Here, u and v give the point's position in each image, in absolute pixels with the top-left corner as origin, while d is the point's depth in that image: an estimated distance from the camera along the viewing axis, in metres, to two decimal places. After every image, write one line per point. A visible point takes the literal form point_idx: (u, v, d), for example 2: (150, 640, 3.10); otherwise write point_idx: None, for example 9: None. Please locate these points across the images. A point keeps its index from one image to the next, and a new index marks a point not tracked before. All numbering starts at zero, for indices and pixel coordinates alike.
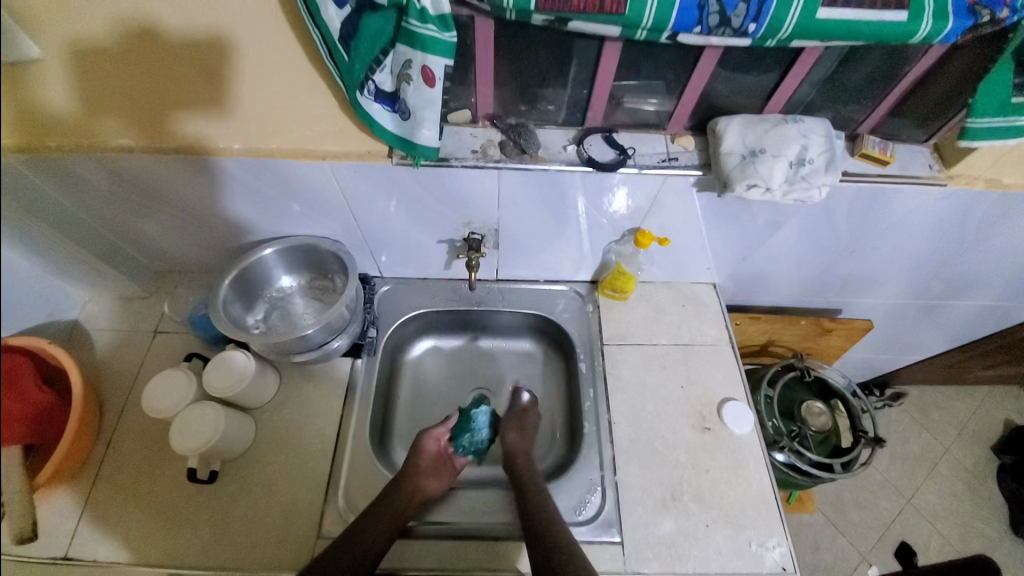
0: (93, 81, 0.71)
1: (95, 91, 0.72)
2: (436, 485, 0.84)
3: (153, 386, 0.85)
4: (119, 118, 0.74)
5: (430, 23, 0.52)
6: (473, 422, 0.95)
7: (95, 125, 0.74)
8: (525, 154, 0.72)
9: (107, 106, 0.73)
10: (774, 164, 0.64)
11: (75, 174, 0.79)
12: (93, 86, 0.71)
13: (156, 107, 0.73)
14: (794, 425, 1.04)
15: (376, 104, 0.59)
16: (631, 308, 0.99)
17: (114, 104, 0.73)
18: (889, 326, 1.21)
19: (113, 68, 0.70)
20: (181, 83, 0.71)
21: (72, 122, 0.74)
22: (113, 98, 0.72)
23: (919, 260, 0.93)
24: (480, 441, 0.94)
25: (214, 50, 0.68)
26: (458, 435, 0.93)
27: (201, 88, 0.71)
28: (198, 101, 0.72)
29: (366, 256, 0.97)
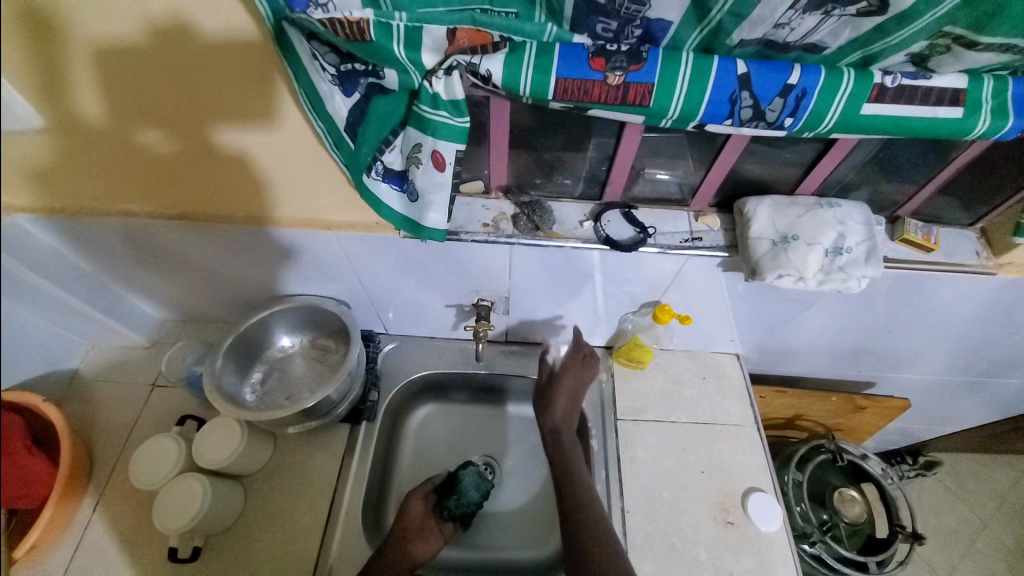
0: (122, 89, 0.60)
1: (124, 105, 0.62)
2: (424, 550, 0.79)
3: (143, 452, 0.81)
4: (151, 127, 0.64)
5: (442, 109, 0.49)
6: (461, 484, 0.89)
7: (127, 140, 0.66)
8: (538, 230, 0.68)
9: (138, 118, 0.64)
10: (808, 252, 0.59)
11: (93, 231, 0.77)
12: (121, 93, 0.61)
13: (194, 120, 0.64)
14: (823, 513, 0.95)
15: (384, 183, 0.56)
16: (647, 379, 0.93)
17: (145, 116, 0.63)
18: (927, 401, 1.10)
19: (144, 78, 0.59)
20: (219, 90, 0.60)
21: (100, 136, 0.66)
22: (142, 106, 0.62)
23: (964, 341, 0.85)
24: (469, 503, 0.88)
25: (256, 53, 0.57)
26: (446, 498, 0.87)
27: (239, 96, 0.61)
28: (239, 113, 0.63)
29: (372, 314, 0.94)
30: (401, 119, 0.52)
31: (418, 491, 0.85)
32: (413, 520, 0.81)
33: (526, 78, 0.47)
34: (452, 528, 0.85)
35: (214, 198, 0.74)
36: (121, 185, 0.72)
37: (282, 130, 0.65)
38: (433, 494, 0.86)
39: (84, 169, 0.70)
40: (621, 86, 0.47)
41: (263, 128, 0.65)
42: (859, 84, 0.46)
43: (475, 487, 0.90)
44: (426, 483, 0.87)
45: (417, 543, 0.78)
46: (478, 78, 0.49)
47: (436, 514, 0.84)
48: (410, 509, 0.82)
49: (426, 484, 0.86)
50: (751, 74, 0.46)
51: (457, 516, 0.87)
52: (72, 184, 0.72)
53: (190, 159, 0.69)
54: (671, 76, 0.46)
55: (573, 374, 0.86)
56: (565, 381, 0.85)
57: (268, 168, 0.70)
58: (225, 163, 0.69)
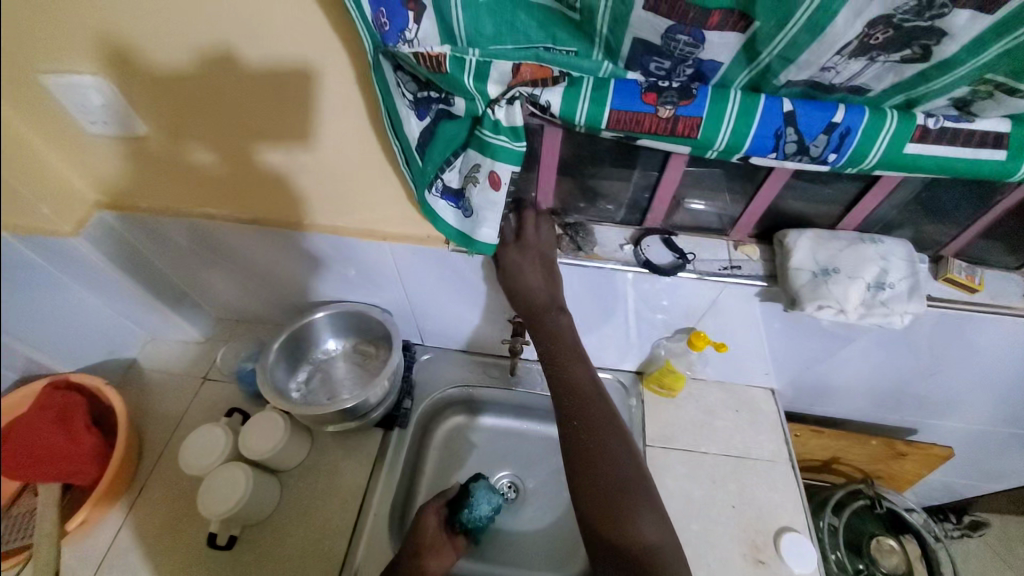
0: (178, 108, 0.68)
1: (182, 123, 0.70)
2: (438, 565, 0.78)
3: (191, 440, 0.86)
4: (202, 141, 0.73)
5: (502, 134, 0.54)
6: (473, 497, 0.86)
7: (195, 152, 0.75)
8: (580, 251, 0.72)
9: (189, 136, 0.72)
10: (849, 286, 0.60)
11: (164, 233, 0.87)
12: (178, 114, 0.69)
13: (255, 138, 0.71)
14: (861, 563, 0.89)
15: (442, 200, 0.61)
16: (678, 407, 0.93)
17: (196, 134, 0.72)
18: (976, 453, 1.04)
19: (196, 100, 0.67)
20: (276, 112, 0.67)
21: (161, 148, 0.75)
22: (195, 123, 0.70)
23: (1015, 391, 0.81)
24: (481, 518, 0.86)
25: (296, 79, 0.63)
26: (458, 510, 0.85)
27: (291, 118, 0.68)
28: (279, 134, 0.70)
29: (411, 324, 0.98)
30: (465, 142, 0.57)
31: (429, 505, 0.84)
32: (426, 535, 0.79)
33: (582, 109, 0.51)
34: (464, 542, 0.84)
35: (275, 206, 0.81)
36: (197, 190, 0.81)
37: (317, 150, 0.71)
38: (445, 509, 0.84)
39: (154, 177, 0.79)
40: (671, 119, 0.50)
41: (304, 145, 0.71)
42: (902, 125, 0.48)
43: (487, 501, 0.87)
44: (437, 500, 0.84)
45: (432, 559, 0.78)
46: (537, 108, 0.54)
47: (448, 528, 0.83)
48: (423, 522, 0.81)
49: (436, 501, 0.84)
50: (797, 112, 0.49)
51: (469, 529, 0.86)
52: (139, 190, 0.82)
53: (253, 171, 0.76)
54: (719, 110, 0.49)
55: (535, 236, 0.70)
56: (526, 242, 0.70)
57: (304, 179, 0.76)
58: (283, 178, 0.76)
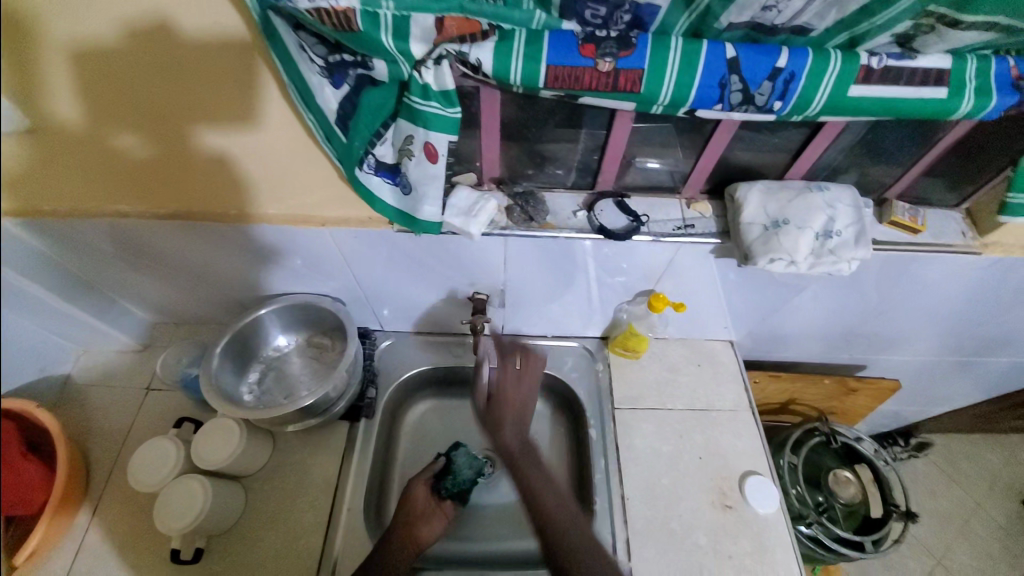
0: (101, 88, 0.60)
1: (103, 106, 0.62)
2: (430, 532, 0.78)
3: (139, 456, 0.81)
4: (126, 127, 0.64)
5: (433, 100, 0.49)
6: (455, 465, 0.90)
7: (106, 140, 0.66)
8: (533, 221, 0.68)
9: (112, 121, 0.64)
10: (799, 236, 0.60)
11: (81, 236, 0.77)
12: (99, 95, 0.61)
13: (171, 119, 0.64)
14: (820, 495, 0.96)
15: (376, 177, 0.56)
16: (643, 367, 0.94)
17: (120, 119, 0.64)
18: (919, 381, 1.12)
19: (119, 78, 0.60)
20: (215, 91, 0.61)
21: (75, 137, 0.66)
22: (119, 105, 0.62)
23: (952, 322, 0.86)
24: (465, 481, 0.89)
25: (242, 52, 0.58)
26: (443, 478, 0.87)
27: (228, 97, 0.62)
28: (219, 114, 0.63)
29: (368, 310, 0.94)
30: (393, 112, 0.51)
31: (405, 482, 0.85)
32: (416, 504, 0.81)
33: (516, 67, 0.47)
34: (452, 506, 0.84)
35: (204, 198, 0.73)
36: (111, 184, 0.72)
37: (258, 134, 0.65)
38: (432, 479, 0.86)
39: (66, 170, 0.70)
40: (612, 73, 0.47)
41: (247, 129, 0.65)
42: (846, 66, 0.47)
43: (469, 467, 0.91)
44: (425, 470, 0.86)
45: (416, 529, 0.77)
46: (468, 67, 0.49)
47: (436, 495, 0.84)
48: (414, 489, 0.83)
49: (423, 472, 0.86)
50: (740, 58, 0.46)
51: (456, 494, 0.87)
52: (44, 185, 0.71)
53: (170, 157, 0.68)
54: (660, 60, 0.46)
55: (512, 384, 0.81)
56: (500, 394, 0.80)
57: (249, 166, 0.69)
58: (203, 163, 0.69)
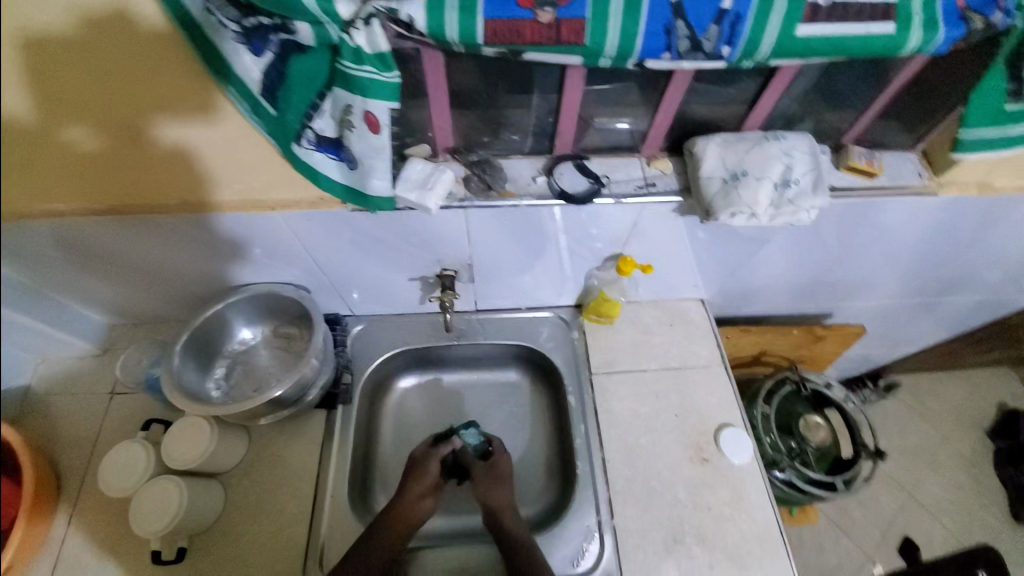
0: (47, 80, 0.54)
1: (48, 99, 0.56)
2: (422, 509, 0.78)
3: (108, 463, 0.78)
4: (75, 120, 0.59)
5: (366, 64, 0.46)
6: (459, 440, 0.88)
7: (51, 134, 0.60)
8: (491, 190, 0.66)
9: (58, 114, 0.58)
10: (758, 188, 0.60)
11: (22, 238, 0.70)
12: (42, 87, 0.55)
13: (125, 112, 0.59)
14: (793, 441, 0.99)
15: (318, 152, 0.53)
16: (618, 332, 0.94)
17: (68, 111, 0.58)
18: (885, 325, 1.15)
19: (69, 67, 0.54)
20: (178, 83, 0.57)
21: None
22: (66, 97, 0.57)
23: (912, 264, 0.89)
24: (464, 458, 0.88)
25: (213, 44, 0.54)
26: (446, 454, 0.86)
27: (193, 91, 0.58)
28: (181, 107, 0.60)
29: (335, 295, 0.91)
30: (327, 80, 0.48)
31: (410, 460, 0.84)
32: (420, 480, 0.80)
33: (452, 22, 0.44)
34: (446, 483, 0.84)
35: (158, 192, 0.70)
36: (55, 180, 0.66)
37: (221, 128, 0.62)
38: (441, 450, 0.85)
39: None
40: (553, 24, 0.45)
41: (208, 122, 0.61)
42: (792, 5, 0.46)
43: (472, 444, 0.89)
44: (444, 445, 0.85)
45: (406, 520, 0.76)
46: (402, 27, 0.46)
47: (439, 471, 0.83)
48: (429, 470, 0.82)
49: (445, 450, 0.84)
50: (683, 2, 0.45)
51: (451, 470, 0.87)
52: None
53: (119, 152, 0.64)
54: (602, 8, 0.44)
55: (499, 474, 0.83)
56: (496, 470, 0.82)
57: (210, 161, 0.66)
58: (160, 158, 0.65)
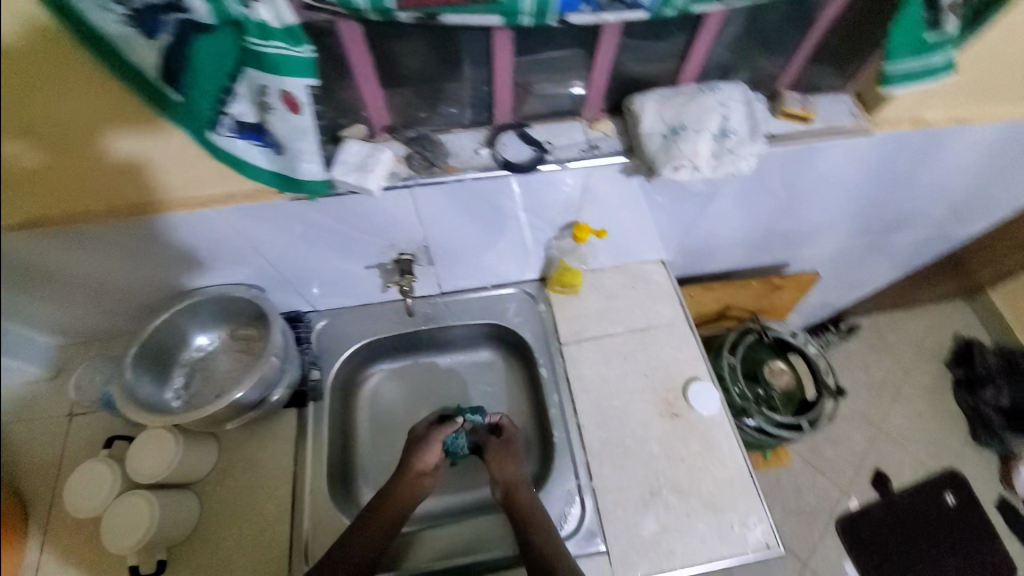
0: None
1: None
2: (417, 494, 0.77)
3: (73, 484, 0.76)
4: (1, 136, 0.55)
5: (275, 39, 0.45)
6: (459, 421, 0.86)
7: None
8: (434, 166, 0.65)
9: None
10: (697, 140, 0.60)
11: None
12: None
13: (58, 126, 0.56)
14: (759, 388, 1.03)
15: (240, 139, 0.53)
16: (583, 301, 0.95)
17: None
18: (842, 269, 1.19)
19: None
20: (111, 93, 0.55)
21: None
22: None
23: (858, 206, 0.91)
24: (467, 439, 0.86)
25: None
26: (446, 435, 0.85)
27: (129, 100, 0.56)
28: (118, 117, 0.57)
29: (294, 291, 0.89)
30: (237, 61, 0.47)
31: (412, 440, 0.82)
32: (415, 466, 0.79)
33: None
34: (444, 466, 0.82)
35: (99, 201, 0.67)
36: None
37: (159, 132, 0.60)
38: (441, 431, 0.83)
39: None
40: None
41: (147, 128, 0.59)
42: None
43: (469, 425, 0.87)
44: (448, 424, 0.83)
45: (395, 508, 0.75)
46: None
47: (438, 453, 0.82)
48: (430, 450, 0.80)
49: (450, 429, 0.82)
50: None
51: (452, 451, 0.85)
52: None
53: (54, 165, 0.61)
54: None
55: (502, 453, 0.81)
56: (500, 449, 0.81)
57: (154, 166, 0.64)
58: (121, 172, 0.64)
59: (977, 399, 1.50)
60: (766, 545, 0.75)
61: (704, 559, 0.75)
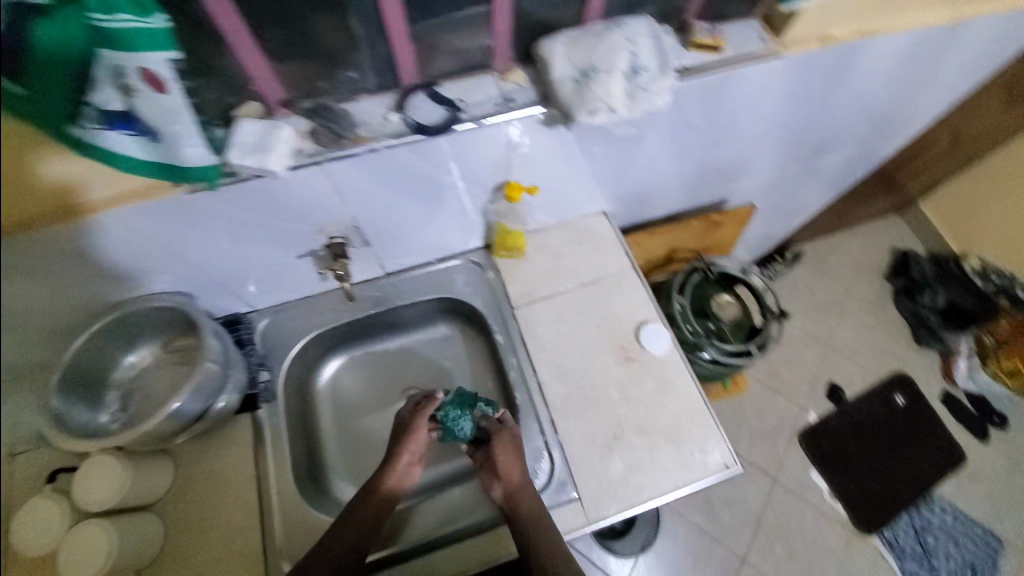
0: None
1: None
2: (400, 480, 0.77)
3: (18, 526, 0.71)
4: None
5: (119, 12, 0.44)
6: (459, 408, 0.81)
7: None
8: (344, 138, 0.63)
9: None
10: (609, 81, 0.59)
11: None
12: None
13: None
14: (709, 322, 1.07)
15: (112, 131, 0.52)
16: (531, 262, 0.94)
17: None
18: (779, 198, 1.23)
19: None
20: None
21: None
22: None
23: (784, 132, 0.94)
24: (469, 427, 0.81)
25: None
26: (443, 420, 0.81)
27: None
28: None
29: (228, 293, 0.85)
30: (86, 44, 0.45)
31: (396, 429, 0.81)
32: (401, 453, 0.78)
33: None
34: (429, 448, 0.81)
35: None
36: None
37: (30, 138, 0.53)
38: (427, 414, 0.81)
39: None
40: None
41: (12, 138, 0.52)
42: None
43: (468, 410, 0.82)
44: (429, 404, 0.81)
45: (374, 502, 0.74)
46: None
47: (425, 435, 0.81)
48: (414, 438, 0.79)
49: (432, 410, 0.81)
50: None
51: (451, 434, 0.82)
52: None
53: None
54: None
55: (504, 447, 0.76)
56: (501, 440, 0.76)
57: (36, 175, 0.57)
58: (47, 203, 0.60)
59: (916, 303, 1.60)
60: (725, 465, 0.80)
61: (670, 488, 0.78)
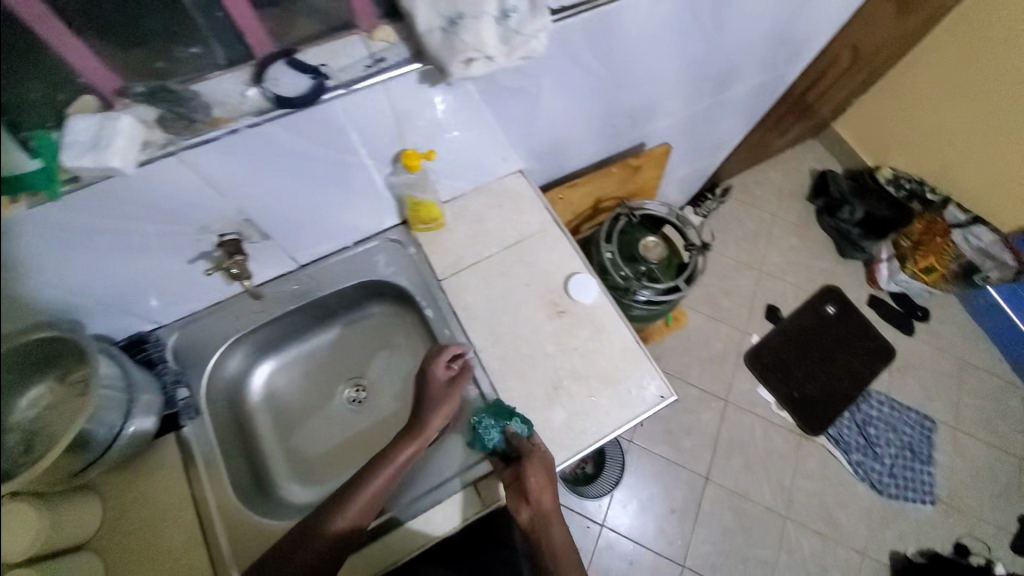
0: None
1: None
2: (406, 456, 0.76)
3: None
4: None
5: None
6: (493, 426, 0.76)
7: None
8: (197, 122, 0.59)
9: None
10: (479, 27, 0.56)
11: None
12: None
13: None
14: (640, 265, 1.09)
15: None
16: (452, 232, 0.92)
17: None
18: (695, 134, 1.25)
19: None
20: None
21: None
22: None
23: (686, 67, 0.93)
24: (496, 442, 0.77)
25: None
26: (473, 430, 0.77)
27: None
28: None
29: (125, 314, 0.78)
30: None
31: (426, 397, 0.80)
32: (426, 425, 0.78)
33: None
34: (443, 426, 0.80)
35: None
36: None
37: None
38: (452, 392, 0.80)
39: None
40: None
41: None
42: None
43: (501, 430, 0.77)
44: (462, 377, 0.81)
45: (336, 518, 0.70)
46: None
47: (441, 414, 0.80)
48: (438, 411, 0.79)
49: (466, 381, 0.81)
50: None
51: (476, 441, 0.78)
52: None
53: None
54: None
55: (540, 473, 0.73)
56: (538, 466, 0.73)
57: None
58: None
59: (836, 219, 1.68)
60: (661, 396, 0.83)
61: (614, 427, 0.81)
